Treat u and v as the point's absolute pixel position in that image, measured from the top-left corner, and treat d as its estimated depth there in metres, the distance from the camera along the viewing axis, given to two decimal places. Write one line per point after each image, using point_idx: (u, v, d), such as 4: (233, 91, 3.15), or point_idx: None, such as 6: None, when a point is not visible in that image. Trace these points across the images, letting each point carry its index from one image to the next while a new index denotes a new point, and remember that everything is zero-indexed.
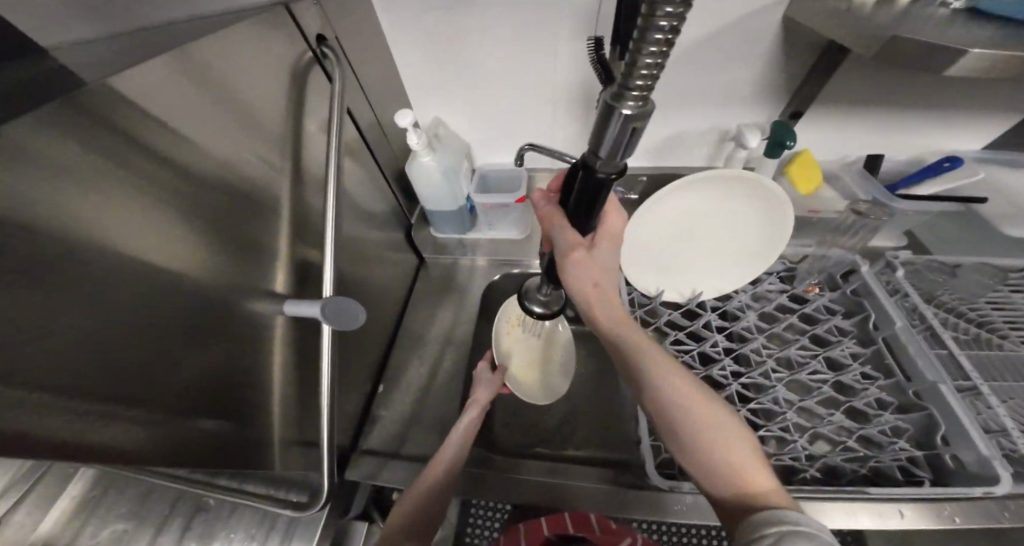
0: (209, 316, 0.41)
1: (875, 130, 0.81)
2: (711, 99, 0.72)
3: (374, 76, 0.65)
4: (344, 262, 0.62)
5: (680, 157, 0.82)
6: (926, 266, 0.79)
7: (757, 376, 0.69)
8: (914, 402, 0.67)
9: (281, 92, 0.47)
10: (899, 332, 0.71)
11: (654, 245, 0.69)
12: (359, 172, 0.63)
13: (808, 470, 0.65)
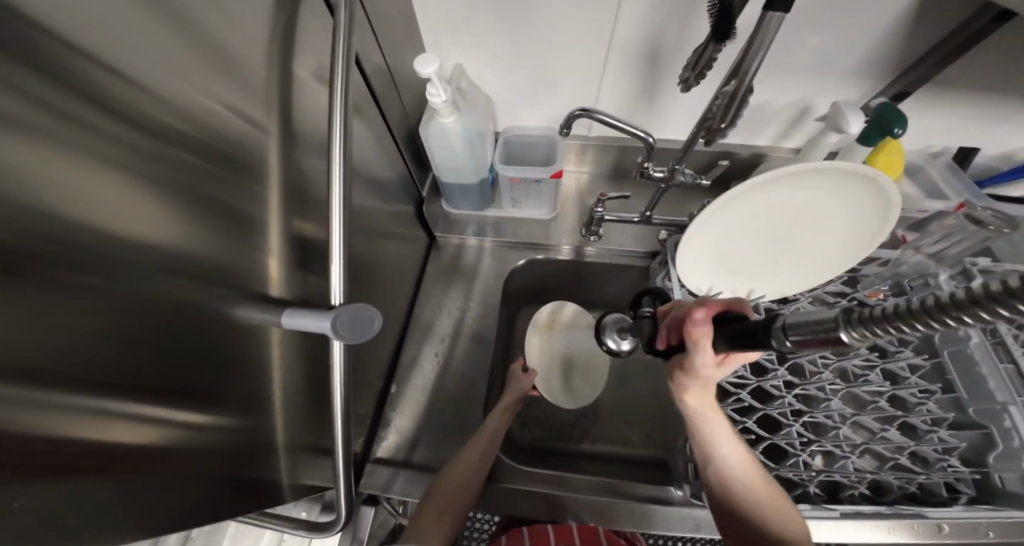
0: (192, 338, 0.30)
1: (984, 128, 0.63)
2: (809, 67, 0.57)
3: (388, 7, 0.50)
4: (354, 245, 0.51)
5: (745, 134, 0.69)
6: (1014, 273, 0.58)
7: (811, 389, 0.55)
8: (972, 419, 0.52)
9: (271, 26, 0.33)
10: (971, 346, 0.53)
11: (728, 248, 0.58)
12: (367, 135, 0.50)
13: (859, 488, 0.53)
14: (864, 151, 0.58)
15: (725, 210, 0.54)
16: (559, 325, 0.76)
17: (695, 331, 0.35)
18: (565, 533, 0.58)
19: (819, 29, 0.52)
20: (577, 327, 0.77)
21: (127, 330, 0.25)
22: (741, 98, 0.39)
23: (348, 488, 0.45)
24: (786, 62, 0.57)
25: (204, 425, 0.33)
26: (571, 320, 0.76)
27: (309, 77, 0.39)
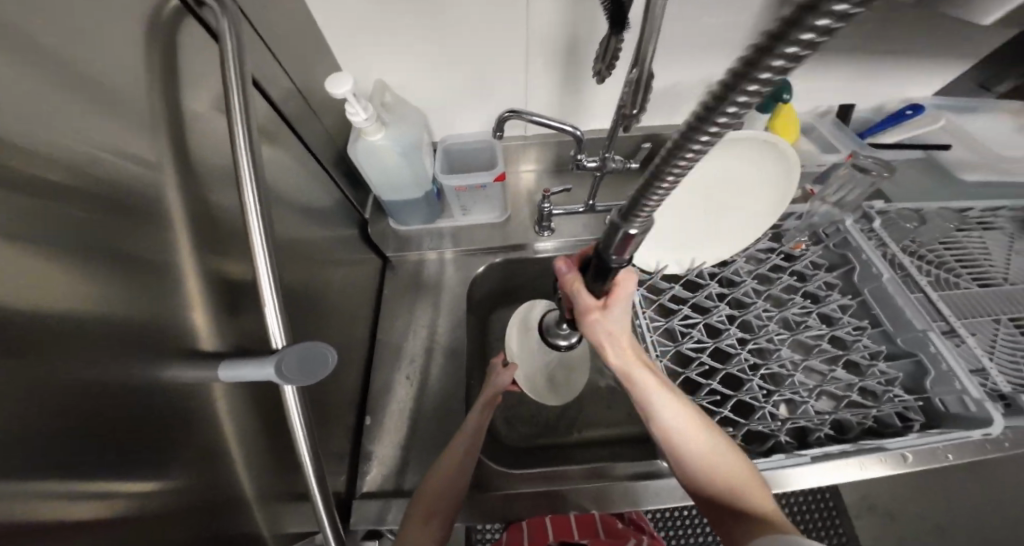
0: (134, 405, 0.28)
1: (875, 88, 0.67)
2: (709, 45, 0.61)
3: (286, 32, 0.48)
4: (296, 273, 0.49)
5: (665, 115, 0.72)
6: (907, 211, 0.62)
7: (763, 343, 0.57)
8: (901, 349, 0.56)
9: (145, 65, 0.31)
10: (888, 284, 0.56)
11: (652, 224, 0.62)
12: (284, 164, 0.48)
13: (823, 430, 0.54)
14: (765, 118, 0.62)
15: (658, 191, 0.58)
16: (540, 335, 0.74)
17: (568, 279, 0.42)
18: (564, 524, 0.57)
19: (711, 9, 0.55)
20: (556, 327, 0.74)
21: (55, 409, 0.23)
22: (642, 81, 0.41)
23: (335, 529, 0.43)
24: (689, 42, 0.60)
25: (164, 492, 0.31)
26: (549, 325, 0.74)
27: (206, 113, 0.38)
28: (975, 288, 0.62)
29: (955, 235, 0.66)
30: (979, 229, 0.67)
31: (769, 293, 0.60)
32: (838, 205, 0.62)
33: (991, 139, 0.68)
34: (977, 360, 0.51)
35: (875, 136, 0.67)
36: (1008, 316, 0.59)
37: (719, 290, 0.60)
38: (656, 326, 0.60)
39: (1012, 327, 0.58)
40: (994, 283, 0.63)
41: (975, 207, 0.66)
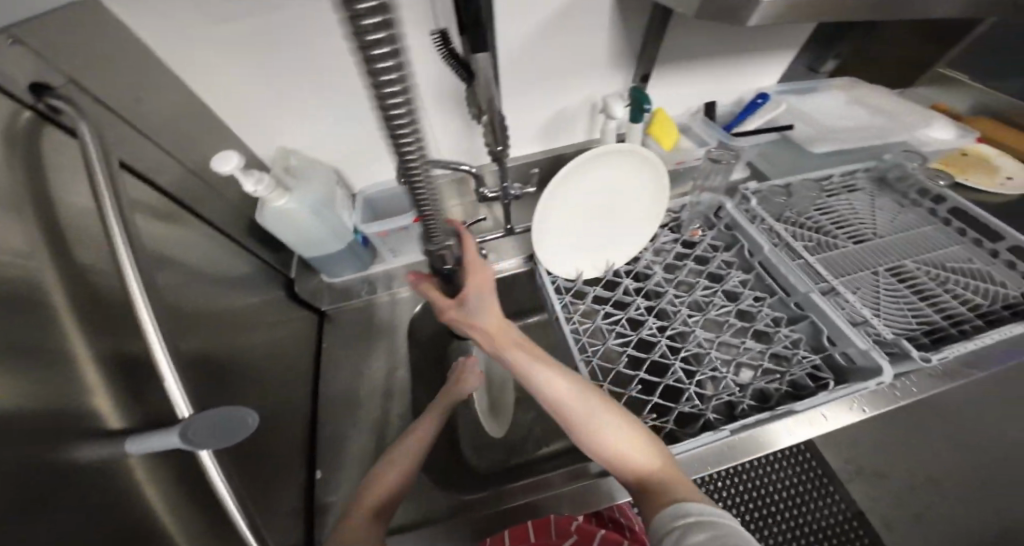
0: (25, 508, 0.27)
1: (724, 84, 0.78)
2: (581, 71, 0.66)
3: (165, 116, 0.49)
4: (208, 348, 0.48)
5: (564, 138, 0.78)
6: (774, 188, 0.72)
7: (679, 327, 0.61)
8: (796, 312, 0.60)
9: (13, 171, 0.32)
10: (771, 256, 0.63)
11: (558, 236, 0.61)
12: (179, 237, 0.48)
13: (744, 402, 0.55)
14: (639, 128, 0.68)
15: (554, 209, 0.59)
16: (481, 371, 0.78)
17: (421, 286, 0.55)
18: (522, 534, 0.50)
19: (571, 41, 0.61)
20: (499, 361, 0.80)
21: None
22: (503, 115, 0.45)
23: None
24: (562, 71, 0.65)
25: None
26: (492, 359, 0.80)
27: (85, 203, 0.38)
28: (851, 245, 0.70)
29: (821, 204, 0.76)
30: (842, 194, 0.78)
31: (677, 282, 0.66)
32: (719, 193, 0.71)
33: (832, 112, 0.80)
34: (859, 313, 0.56)
35: (741, 124, 0.75)
36: (883, 268, 0.67)
37: (633, 285, 0.66)
38: (584, 328, 0.63)
39: (888, 276, 0.66)
40: (866, 238, 0.73)
41: (828, 176, 0.78)
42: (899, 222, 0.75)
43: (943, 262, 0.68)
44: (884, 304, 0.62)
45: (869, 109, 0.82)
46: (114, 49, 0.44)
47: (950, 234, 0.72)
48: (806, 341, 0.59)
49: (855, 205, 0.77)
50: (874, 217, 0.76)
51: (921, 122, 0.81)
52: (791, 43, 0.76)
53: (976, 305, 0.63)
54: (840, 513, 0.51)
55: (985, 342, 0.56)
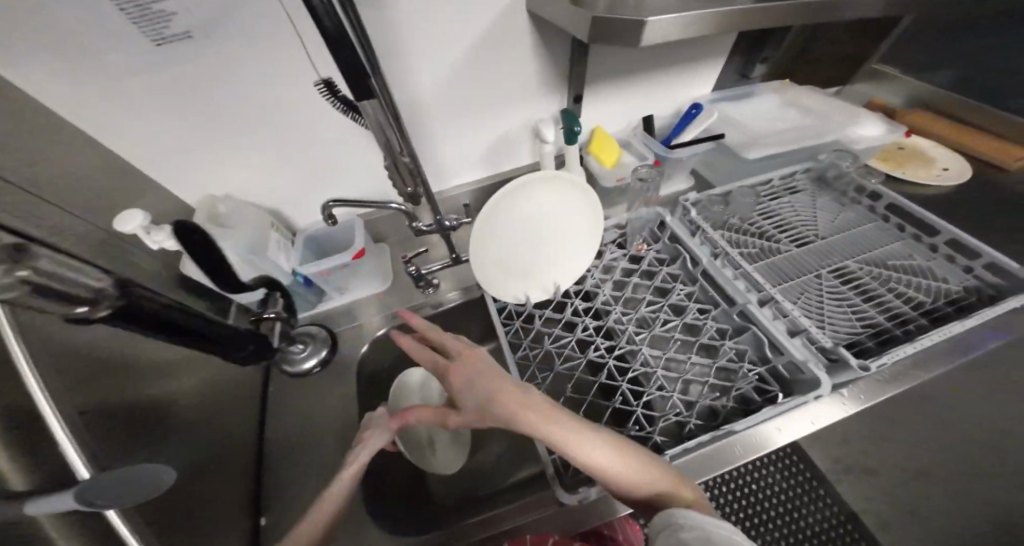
0: None
1: (658, 97, 0.80)
2: (513, 96, 0.66)
3: (70, 171, 0.46)
4: (137, 409, 0.45)
5: (508, 160, 0.77)
6: (714, 197, 0.73)
7: (625, 346, 0.61)
8: (739, 324, 0.60)
9: None
10: (710, 268, 0.65)
11: (500, 264, 0.60)
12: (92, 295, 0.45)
13: (691, 421, 0.54)
14: (575, 148, 0.68)
15: (500, 218, 0.57)
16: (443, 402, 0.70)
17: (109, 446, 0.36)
18: None
19: (495, 68, 0.61)
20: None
21: None
22: (412, 153, 0.44)
23: None
24: (495, 98, 0.65)
25: None
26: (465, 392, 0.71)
27: None
28: (793, 249, 0.71)
29: (763, 209, 0.77)
30: (783, 197, 0.80)
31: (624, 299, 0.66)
32: (660, 207, 0.72)
33: (768, 117, 0.82)
34: (796, 321, 0.57)
35: (679, 135, 0.76)
36: (826, 271, 0.68)
37: (582, 305, 0.66)
38: (533, 351, 0.63)
39: (831, 279, 0.67)
40: (808, 240, 0.74)
41: (769, 179, 0.79)
42: (839, 221, 0.76)
43: (883, 260, 0.69)
44: (827, 307, 0.62)
45: (803, 111, 0.85)
46: (18, 113, 0.43)
47: (889, 230, 0.73)
48: (751, 353, 0.59)
49: (796, 207, 0.79)
50: (816, 218, 0.77)
51: (853, 120, 0.83)
52: (716, 54, 0.77)
53: (916, 302, 0.63)
54: (831, 515, 0.55)
55: (929, 342, 0.55)
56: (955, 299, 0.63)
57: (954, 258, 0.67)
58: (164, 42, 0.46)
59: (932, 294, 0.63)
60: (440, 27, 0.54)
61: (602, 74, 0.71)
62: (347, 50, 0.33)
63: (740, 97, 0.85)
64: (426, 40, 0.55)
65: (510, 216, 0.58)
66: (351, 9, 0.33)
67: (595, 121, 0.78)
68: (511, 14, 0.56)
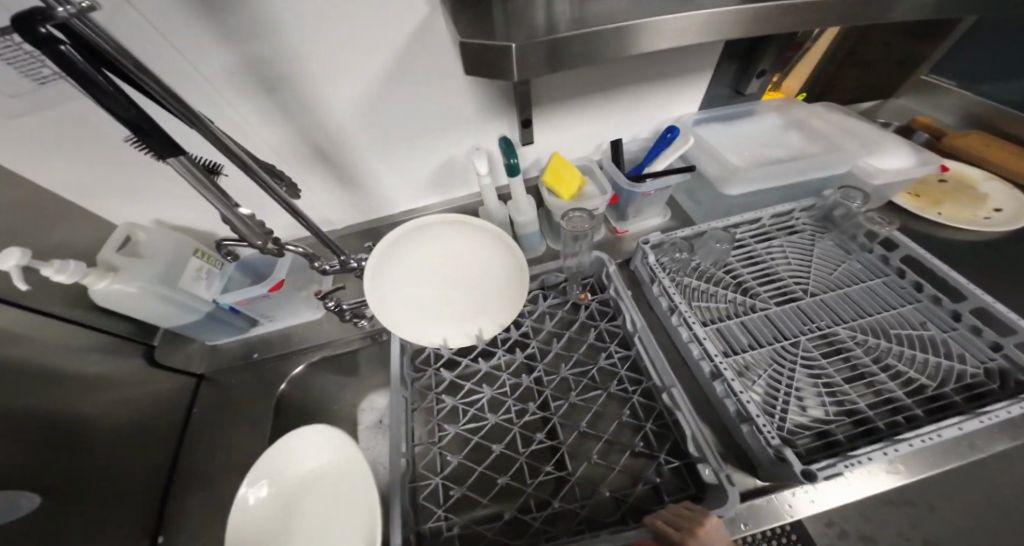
0: None
1: (632, 116, 0.70)
2: (449, 120, 0.60)
3: None
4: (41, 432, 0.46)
5: (460, 185, 0.71)
6: (678, 241, 0.64)
7: (536, 413, 0.54)
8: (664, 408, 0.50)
9: None
10: (642, 333, 0.54)
11: (407, 288, 0.57)
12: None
13: (580, 512, 0.47)
14: (519, 179, 0.61)
15: (416, 247, 0.57)
16: (302, 476, 0.51)
17: None
18: None
19: (420, 89, 0.55)
20: (278, 460, 0.51)
21: None
22: (273, 195, 0.42)
23: None
24: (428, 124, 0.60)
25: None
26: (266, 478, 0.50)
27: None
28: (772, 306, 0.61)
29: (742, 256, 0.67)
30: (770, 243, 0.68)
31: (550, 355, 0.59)
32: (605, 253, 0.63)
33: (763, 142, 0.70)
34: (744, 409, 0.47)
35: (652, 163, 0.67)
36: (805, 338, 0.57)
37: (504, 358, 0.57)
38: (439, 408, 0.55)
39: (809, 348, 0.56)
40: (793, 297, 0.62)
41: (754, 220, 0.68)
42: (837, 275, 0.64)
43: (884, 330, 0.56)
44: (796, 384, 0.52)
45: (810, 135, 0.72)
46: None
47: (903, 290, 0.60)
48: (674, 440, 0.49)
49: (786, 254, 0.67)
50: (809, 269, 0.65)
51: (872, 146, 0.69)
52: (698, 69, 0.67)
53: (913, 386, 0.51)
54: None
55: (924, 442, 0.43)
56: (970, 384, 0.50)
57: (979, 330, 0.52)
58: (47, 81, 0.44)
59: (940, 379, 0.50)
60: (347, 49, 0.49)
61: (559, 93, 0.62)
62: (128, 103, 0.29)
63: (733, 117, 0.74)
64: (338, 63, 0.50)
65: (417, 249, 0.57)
66: (129, 60, 0.29)
67: (554, 145, 0.70)
68: (427, 34, 0.50)
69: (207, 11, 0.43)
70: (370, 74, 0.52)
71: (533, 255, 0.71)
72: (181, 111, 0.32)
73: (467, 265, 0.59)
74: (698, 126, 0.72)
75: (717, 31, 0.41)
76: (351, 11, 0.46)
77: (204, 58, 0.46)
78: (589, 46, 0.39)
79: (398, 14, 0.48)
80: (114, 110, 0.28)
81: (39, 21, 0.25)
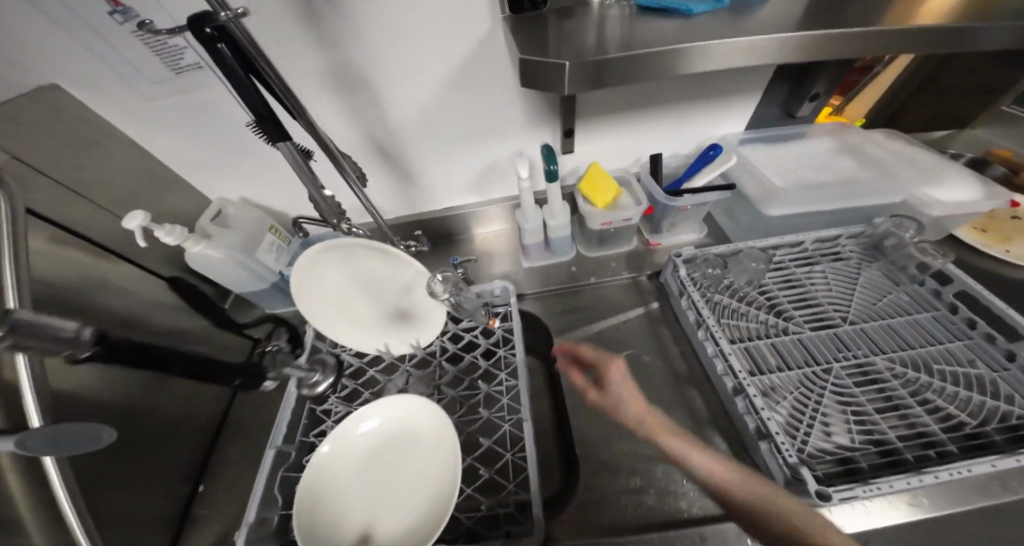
0: None
1: (675, 132, 0.72)
2: (498, 127, 0.65)
3: (105, 170, 0.57)
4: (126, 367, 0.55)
5: (500, 188, 0.75)
6: (712, 257, 0.65)
7: None
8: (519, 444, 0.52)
9: None
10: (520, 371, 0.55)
11: (337, 284, 0.55)
12: (97, 267, 0.54)
13: None
14: (557, 185, 0.65)
15: (375, 258, 0.55)
16: (394, 430, 0.51)
17: None
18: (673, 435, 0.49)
19: (474, 97, 0.60)
20: (386, 406, 0.51)
21: None
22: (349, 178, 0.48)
23: None
24: (477, 128, 0.65)
25: None
26: (370, 417, 0.50)
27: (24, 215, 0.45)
28: (807, 331, 0.60)
29: (779, 278, 0.66)
30: (812, 268, 0.67)
31: (442, 375, 0.61)
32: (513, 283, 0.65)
33: (811, 164, 0.69)
34: (766, 426, 0.47)
35: (691, 179, 0.68)
36: (839, 365, 0.56)
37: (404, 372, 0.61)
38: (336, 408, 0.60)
39: (842, 376, 0.55)
40: (829, 324, 0.61)
41: (799, 241, 0.67)
42: (879, 306, 0.62)
43: (926, 363, 0.54)
44: (824, 408, 0.51)
45: (865, 160, 0.69)
46: (74, 128, 0.54)
47: (953, 326, 0.57)
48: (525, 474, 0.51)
49: (827, 280, 0.65)
50: (850, 298, 0.63)
51: (932, 176, 0.66)
52: (748, 89, 0.67)
53: (949, 420, 0.50)
54: None
55: (952, 476, 0.42)
56: (1013, 425, 0.48)
57: None
58: (181, 70, 0.54)
59: (981, 417, 0.49)
60: (415, 59, 0.55)
61: (604, 108, 0.65)
62: (254, 93, 0.36)
63: (780, 139, 0.73)
64: (410, 70, 0.57)
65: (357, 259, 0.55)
66: (264, 62, 0.36)
67: (594, 156, 0.73)
68: (486, 48, 0.55)
69: (309, 23, 0.50)
70: (436, 82, 0.58)
71: (562, 259, 0.74)
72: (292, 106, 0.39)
73: (397, 284, 0.58)
74: (743, 146, 0.73)
75: (761, 56, 0.43)
76: (426, 29, 0.53)
77: (301, 61, 0.54)
78: (641, 60, 0.42)
79: (467, 30, 0.54)
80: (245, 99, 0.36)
81: (208, 24, 0.31)
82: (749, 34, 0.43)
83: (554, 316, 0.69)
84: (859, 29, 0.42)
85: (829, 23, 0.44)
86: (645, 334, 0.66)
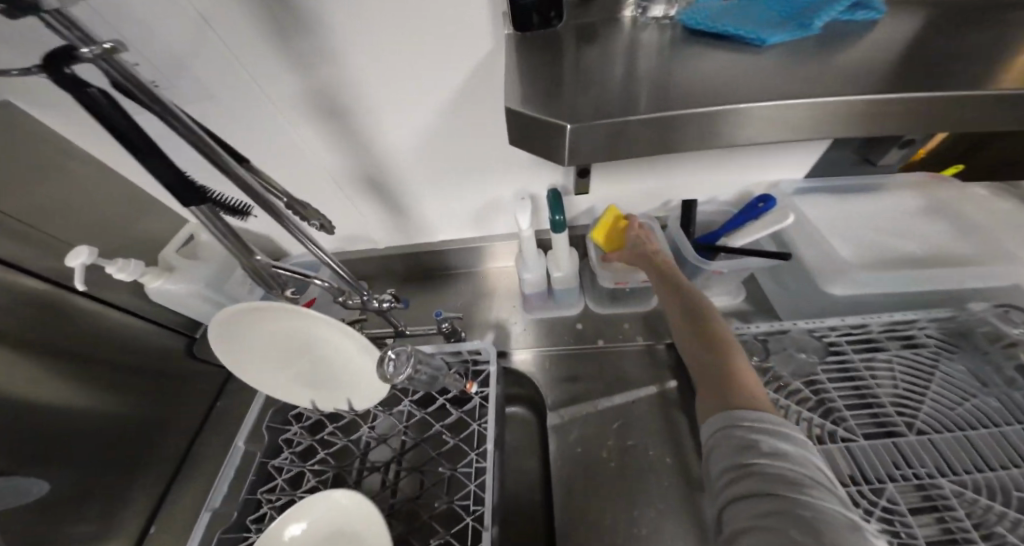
0: None
1: (717, 176, 0.59)
2: (500, 160, 0.55)
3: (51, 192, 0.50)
4: (75, 416, 0.49)
5: (500, 225, 0.65)
6: (750, 340, 0.55)
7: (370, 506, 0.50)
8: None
9: None
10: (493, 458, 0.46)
11: (276, 350, 0.50)
12: (42, 302, 0.47)
13: None
14: (563, 235, 0.55)
15: (300, 316, 0.48)
16: (324, 530, 0.45)
17: None
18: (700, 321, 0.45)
19: (471, 126, 0.50)
20: (315, 505, 0.47)
21: None
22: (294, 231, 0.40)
23: None
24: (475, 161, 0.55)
25: None
26: (298, 519, 0.46)
27: None
28: (861, 437, 0.48)
29: (833, 364, 0.54)
30: (875, 354, 0.54)
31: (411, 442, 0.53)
32: (491, 344, 0.55)
33: (888, 229, 0.55)
34: None
35: (729, 234, 0.55)
36: (893, 485, 0.44)
37: (368, 434, 0.54)
38: (292, 464, 0.53)
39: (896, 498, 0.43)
40: (892, 431, 0.48)
41: (857, 321, 0.55)
42: (958, 413, 0.49)
43: (1002, 489, 0.42)
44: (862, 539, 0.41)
45: (960, 225, 0.55)
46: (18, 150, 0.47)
47: None
48: None
49: (894, 371, 0.53)
50: (921, 397, 0.50)
51: None
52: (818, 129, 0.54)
53: None
54: None
55: None
56: None
57: None
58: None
59: None
60: (403, 82, 0.46)
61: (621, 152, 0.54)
62: (136, 129, 0.25)
63: (849, 192, 0.60)
64: (397, 95, 0.47)
65: (282, 324, 0.49)
66: (163, 109, 0.26)
67: (613, 197, 0.61)
68: (488, 72, 0.45)
69: (277, 37, 0.41)
70: (429, 107, 0.49)
71: (566, 311, 0.65)
72: (216, 159, 0.30)
73: (333, 344, 0.50)
74: (801, 196, 0.59)
75: (860, 122, 0.31)
76: (413, 48, 0.43)
77: (270, 79, 0.45)
78: (681, 121, 0.30)
79: (464, 50, 0.43)
80: (130, 142, 0.25)
81: (66, 62, 0.22)
82: (846, 88, 0.30)
83: (551, 382, 0.60)
84: (1011, 89, 0.29)
85: (969, 79, 0.30)
86: (656, 418, 0.56)
